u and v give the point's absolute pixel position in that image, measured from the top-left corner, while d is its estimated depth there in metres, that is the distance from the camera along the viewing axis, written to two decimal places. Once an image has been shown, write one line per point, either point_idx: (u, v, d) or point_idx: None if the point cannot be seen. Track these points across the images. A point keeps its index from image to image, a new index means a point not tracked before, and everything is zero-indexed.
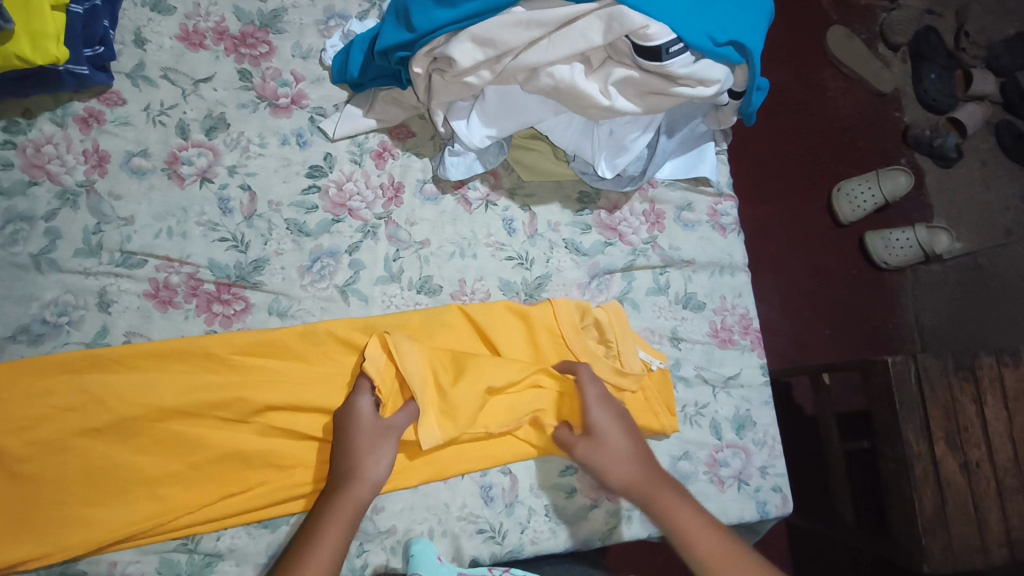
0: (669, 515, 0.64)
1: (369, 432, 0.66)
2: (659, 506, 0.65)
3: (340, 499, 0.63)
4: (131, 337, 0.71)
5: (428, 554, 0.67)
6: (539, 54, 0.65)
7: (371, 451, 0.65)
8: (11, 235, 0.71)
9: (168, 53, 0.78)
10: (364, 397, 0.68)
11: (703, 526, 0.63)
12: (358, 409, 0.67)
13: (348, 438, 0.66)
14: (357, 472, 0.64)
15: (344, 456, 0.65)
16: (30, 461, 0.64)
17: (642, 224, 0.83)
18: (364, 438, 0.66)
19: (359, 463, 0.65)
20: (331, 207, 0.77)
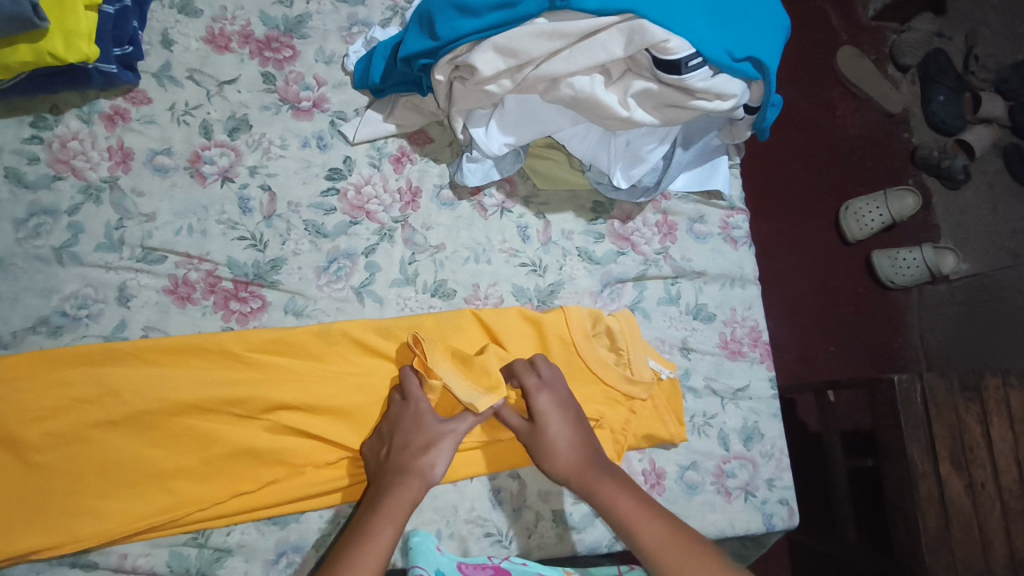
0: (605, 498, 0.66)
1: (428, 430, 0.69)
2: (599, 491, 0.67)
3: (394, 494, 0.65)
4: (149, 331, 0.72)
5: (426, 545, 0.67)
6: (559, 65, 0.66)
7: (429, 453, 0.68)
8: (34, 228, 0.72)
9: (194, 55, 0.80)
10: (420, 398, 0.71)
11: (636, 503, 0.65)
12: (414, 410, 0.70)
13: (407, 439, 0.68)
14: (415, 471, 0.67)
15: (402, 454, 0.67)
16: (45, 451, 0.65)
17: (654, 235, 0.84)
18: (422, 439, 0.68)
19: (418, 462, 0.67)
20: (349, 209, 0.78)
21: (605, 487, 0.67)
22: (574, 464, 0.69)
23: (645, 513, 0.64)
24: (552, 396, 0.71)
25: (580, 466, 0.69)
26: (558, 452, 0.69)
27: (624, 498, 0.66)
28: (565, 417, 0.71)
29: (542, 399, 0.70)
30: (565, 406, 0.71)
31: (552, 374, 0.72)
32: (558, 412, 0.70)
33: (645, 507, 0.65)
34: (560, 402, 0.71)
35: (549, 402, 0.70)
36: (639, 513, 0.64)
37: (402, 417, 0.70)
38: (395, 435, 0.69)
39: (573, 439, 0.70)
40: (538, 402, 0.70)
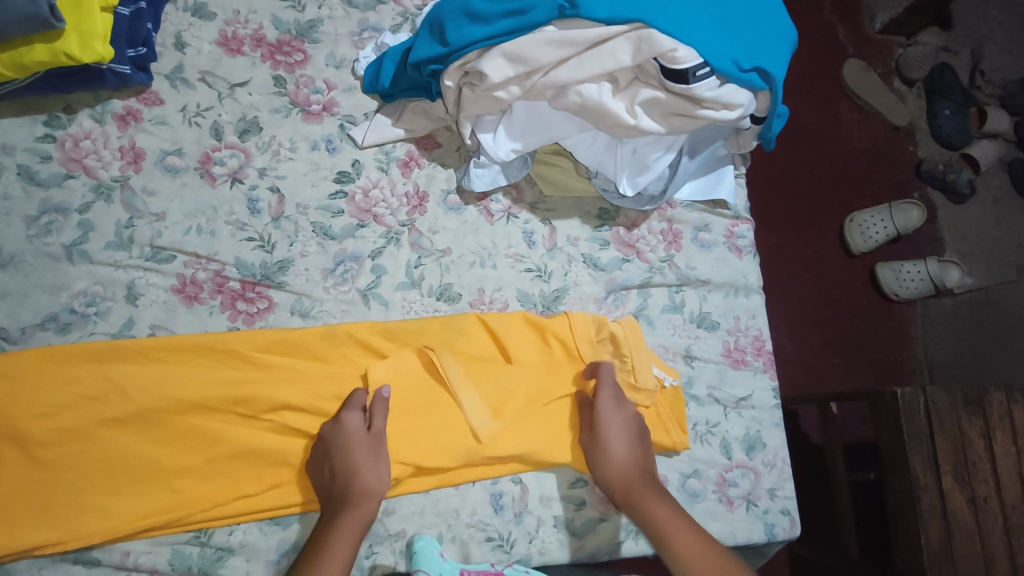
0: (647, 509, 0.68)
1: (367, 447, 0.68)
2: (641, 503, 0.68)
3: (348, 513, 0.64)
4: (156, 329, 0.73)
5: (430, 550, 0.67)
6: (568, 73, 0.67)
7: (374, 470, 0.68)
8: (45, 226, 0.73)
9: (207, 57, 0.81)
10: (358, 416, 0.70)
11: (672, 515, 0.66)
12: (348, 427, 0.69)
13: (349, 458, 0.67)
14: (361, 491, 0.66)
15: (347, 478, 0.66)
16: (50, 446, 0.66)
17: (659, 242, 0.84)
18: (364, 457, 0.68)
19: (362, 483, 0.67)
20: (357, 212, 0.79)
21: (649, 498, 0.68)
22: (625, 475, 0.71)
23: (680, 524, 0.66)
24: (616, 408, 0.74)
25: (629, 478, 0.71)
26: (611, 460, 0.71)
27: (664, 509, 0.67)
28: (626, 435, 0.73)
29: (603, 406, 0.73)
30: (630, 423, 0.74)
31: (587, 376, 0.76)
32: (621, 427, 0.73)
33: (680, 518, 0.66)
34: (613, 430, 0.73)
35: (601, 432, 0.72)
36: (675, 520, 0.66)
37: (340, 436, 0.69)
38: (335, 455, 0.68)
39: (632, 453, 0.72)
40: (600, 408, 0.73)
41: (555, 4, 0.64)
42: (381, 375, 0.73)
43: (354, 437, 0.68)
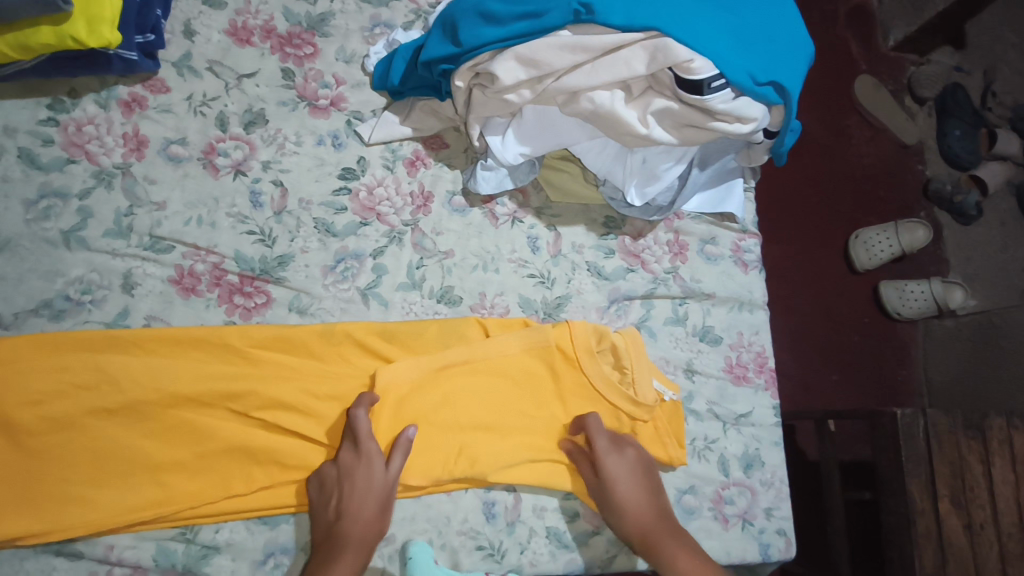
0: (666, 557, 0.67)
1: (379, 491, 0.67)
2: (661, 551, 0.68)
3: (346, 558, 0.64)
4: (151, 321, 0.72)
5: (426, 555, 0.68)
6: (581, 78, 0.65)
7: (381, 515, 0.67)
8: (44, 210, 0.72)
9: (215, 46, 0.80)
10: (378, 456, 0.68)
11: (693, 561, 0.67)
12: (369, 467, 0.67)
13: (362, 501, 0.66)
14: (359, 536, 0.65)
15: (356, 520, 0.66)
16: (38, 435, 0.66)
17: (665, 253, 0.83)
18: (376, 501, 0.67)
19: (360, 526, 0.66)
20: (360, 209, 0.78)
21: (665, 545, 0.68)
22: (639, 521, 0.70)
23: (702, 572, 0.66)
24: (619, 455, 0.72)
25: (645, 523, 0.70)
26: (622, 511, 0.70)
27: (681, 553, 0.67)
28: (632, 477, 0.72)
29: (608, 460, 0.71)
30: (630, 465, 0.72)
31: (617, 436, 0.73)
32: (624, 471, 0.71)
33: (700, 561, 0.67)
34: (622, 481, 0.71)
35: (614, 483, 0.70)
36: (697, 568, 0.66)
37: (355, 474, 0.67)
38: (347, 494, 0.66)
39: (638, 499, 0.71)
40: (605, 459, 0.71)
41: (569, 8, 0.63)
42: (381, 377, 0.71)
43: (373, 480, 0.67)
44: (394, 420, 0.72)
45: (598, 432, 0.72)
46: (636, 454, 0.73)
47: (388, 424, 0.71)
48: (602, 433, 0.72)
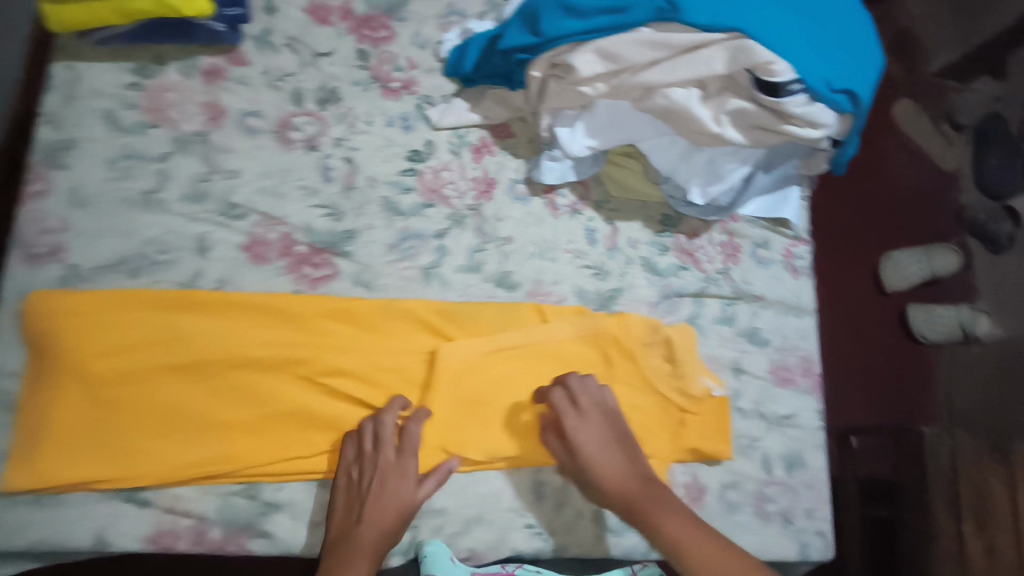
0: (654, 525, 0.64)
1: (400, 509, 0.68)
2: (648, 517, 0.65)
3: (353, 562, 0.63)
4: (223, 284, 0.74)
5: (441, 554, 0.68)
6: (659, 74, 0.67)
7: (398, 530, 0.68)
8: (124, 170, 0.74)
9: (295, 24, 0.82)
10: (413, 473, 0.70)
11: (685, 526, 0.63)
12: (400, 483, 0.69)
13: (384, 511, 0.67)
14: (370, 548, 0.65)
15: (373, 528, 0.66)
16: (114, 385, 0.69)
17: (718, 254, 0.84)
18: (398, 515, 0.68)
19: (371, 539, 0.66)
20: (425, 192, 0.80)
21: (655, 510, 0.65)
22: (622, 491, 0.69)
23: (692, 532, 0.62)
24: (596, 429, 0.72)
25: (628, 492, 0.68)
26: (603, 484, 0.70)
27: (670, 518, 0.64)
28: (609, 448, 0.71)
29: (580, 433, 0.71)
30: (604, 434, 0.72)
31: (589, 402, 0.73)
32: (598, 442, 0.71)
33: (690, 524, 0.63)
34: (600, 452, 0.71)
35: (594, 454, 0.71)
36: (688, 531, 0.63)
37: (387, 483, 0.68)
38: (371, 500, 0.67)
39: (617, 469, 0.70)
40: (576, 432, 0.71)
41: (653, 4, 0.64)
42: (440, 354, 0.73)
43: (399, 497, 0.68)
44: (450, 396, 0.73)
45: (564, 397, 0.73)
46: (608, 424, 0.73)
47: (444, 400, 0.73)
48: (567, 410, 0.73)
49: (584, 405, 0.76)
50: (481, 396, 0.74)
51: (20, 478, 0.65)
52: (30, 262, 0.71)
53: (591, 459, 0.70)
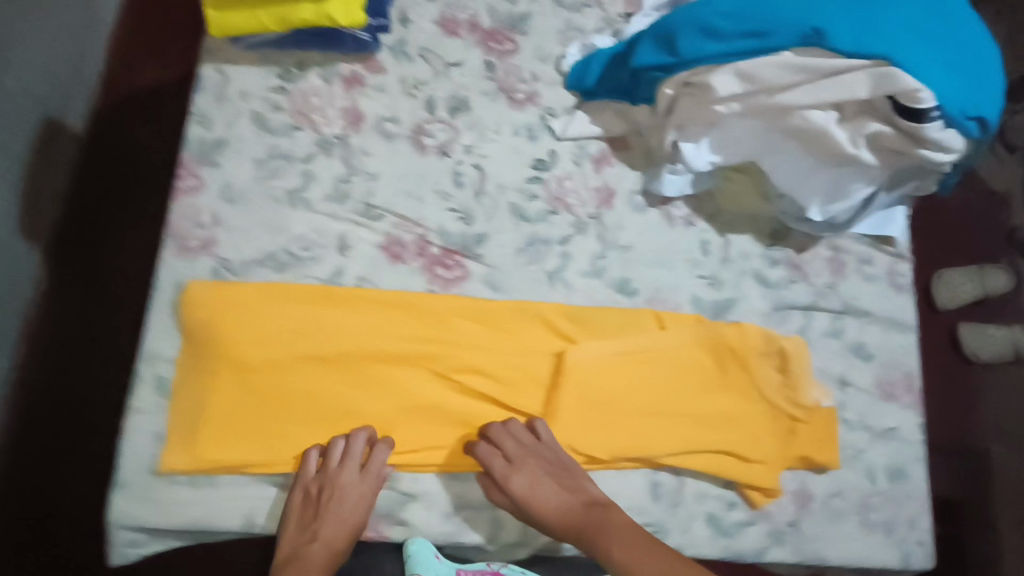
0: (603, 551, 0.66)
1: (353, 519, 0.70)
2: (597, 545, 0.67)
3: None
4: (362, 282, 0.77)
5: (424, 552, 0.70)
6: (799, 96, 0.70)
7: (350, 545, 0.70)
8: (272, 170, 0.78)
9: (427, 35, 0.85)
10: (371, 487, 0.70)
11: (632, 544, 0.65)
12: (352, 499, 0.70)
13: (337, 529, 0.69)
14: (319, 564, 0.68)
15: (324, 546, 0.68)
16: (263, 373, 0.72)
17: (825, 270, 0.87)
18: (348, 529, 0.69)
19: (320, 556, 0.68)
20: (550, 199, 0.83)
21: (599, 537, 0.67)
22: (569, 523, 0.70)
23: (635, 553, 0.64)
24: (528, 473, 0.71)
25: (574, 519, 0.70)
26: (551, 522, 0.71)
27: (618, 546, 0.65)
28: (551, 484, 0.72)
29: (517, 482, 0.71)
30: (543, 472, 0.72)
31: (515, 446, 0.73)
32: (535, 482, 0.71)
33: (635, 543, 0.65)
34: (540, 490, 0.71)
35: (533, 493, 0.71)
36: (633, 554, 0.64)
37: (338, 501, 0.69)
38: (322, 519, 0.69)
39: (561, 504, 0.71)
40: (511, 479, 0.71)
41: (801, 32, 0.68)
42: (568, 356, 0.77)
43: (350, 512, 0.69)
44: (575, 398, 0.77)
45: (504, 445, 0.72)
46: (542, 465, 0.73)
47: (569, 400, 0.76)
48: (495, 459, 0.72)
49: (701, 410, 0.79)
50: (604, 398, 0.77)
51: (176, 460, 0.70)
52: (183, 254, 0.74)
53: (534, 498, 0.71)
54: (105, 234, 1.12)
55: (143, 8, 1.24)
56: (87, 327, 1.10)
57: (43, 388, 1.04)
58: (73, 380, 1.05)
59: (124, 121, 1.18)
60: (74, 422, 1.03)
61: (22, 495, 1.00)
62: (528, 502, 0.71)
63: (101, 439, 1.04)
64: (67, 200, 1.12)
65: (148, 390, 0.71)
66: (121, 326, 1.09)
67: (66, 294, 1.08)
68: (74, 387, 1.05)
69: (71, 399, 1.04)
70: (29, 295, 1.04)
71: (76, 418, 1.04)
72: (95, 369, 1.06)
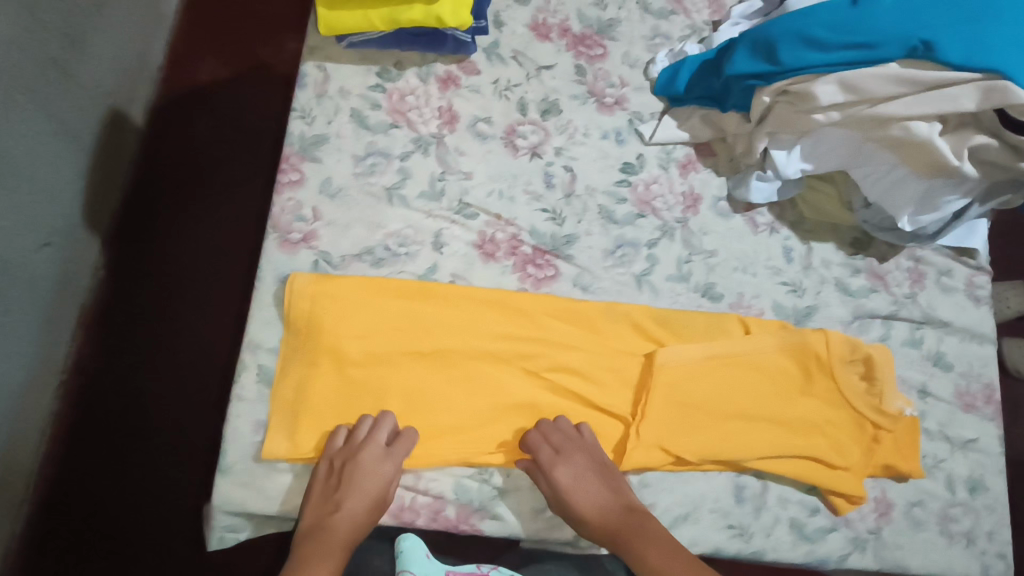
0: (636, 555, 0.68)
1: (374, 496, 0.70)
2: (631, 548, 0.69)
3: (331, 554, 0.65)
4: (456, 278, 0.78)
5: (417, 549, 0.70)
6: (902, 107, 0.71)
7: (370, 522, 0.70)
8: (370, 166, 0.80)
9: (520, 38, 0.87)
10: (393, 464, 0.70)
11: (665, 554, 0.67)
12: (376, 476, 0.69)
13: (360, 503, 0.69)
14: (344, 536, 0.68)
15: (348, 520, 0.68)
16: (362, 366, 0.73)
17: (905, 280, 0.88)
18: (369, 504, 0.69)
19: (344, 529, 0.68)
20: (637, 202, 0.84)
21: (636, 540, 0.69)
22: (605, 522, 0.72)
23: (671, 564, 0.66)
24: (569, 467, 0.72)
25: (610, 519, 0.72)
26: (586, 519, 0.72)
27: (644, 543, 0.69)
28: (590, 481, 0.73)
29: (561, 473, 0.71)
30: (585, 466, 0.73)
31: (562, 439, 0.74)
32: (576, 478, 0.72)
33: (670, 552, 0.67)
34: (579, 485, 0.73)
35: (573, 487, 0.72)
36: (667, 562, 0.66)
37: (361, 476, 0.69)
38: (348, 492, 0.69)
39: (598, 502, 0.73)
40: (557, 469, 0.71)
41: (908, 43, 0.70)
42: (660, 357, 0.78)
43: (374, 489, 0.70)
44: (665, 399, 0.78)
45: (552, 437, 0.74)
46: (585, 459, 0.74)
47: (659, 402, 0.77)
48: (544, 449, 0.73)
49: (787, 415, 0.80)
50: (692, 401, 0.79)
51: (277, 447, 0.71)
52: (285, 246, 0.76)
53: (573, 494, 0.72)
54: (165, 225, 1.17)
55: (207, 10, 1.29)
56: (149, 318, 1.12)
57: (102, 371, 1.08)
58: (133, 365, 1.09)
59: (186, 117, 1.23)
60: (131, 406, 1.08)
61: (83, 472, 1.04)
62: (566, 495, 0.72)
63: (161, 422, 1.08)
64: (131, 191, 1.17)
65: (251, 378, 0.73)
66: (180, 315, 1.13)
67: (127, 282, 1.13)
68: (134, 372, 1.09)
69: (129, 383, 1.08)
70: (86, 281, 1.09)
71: (133, 402, 1.08)
72: (152, 356, 1.10)
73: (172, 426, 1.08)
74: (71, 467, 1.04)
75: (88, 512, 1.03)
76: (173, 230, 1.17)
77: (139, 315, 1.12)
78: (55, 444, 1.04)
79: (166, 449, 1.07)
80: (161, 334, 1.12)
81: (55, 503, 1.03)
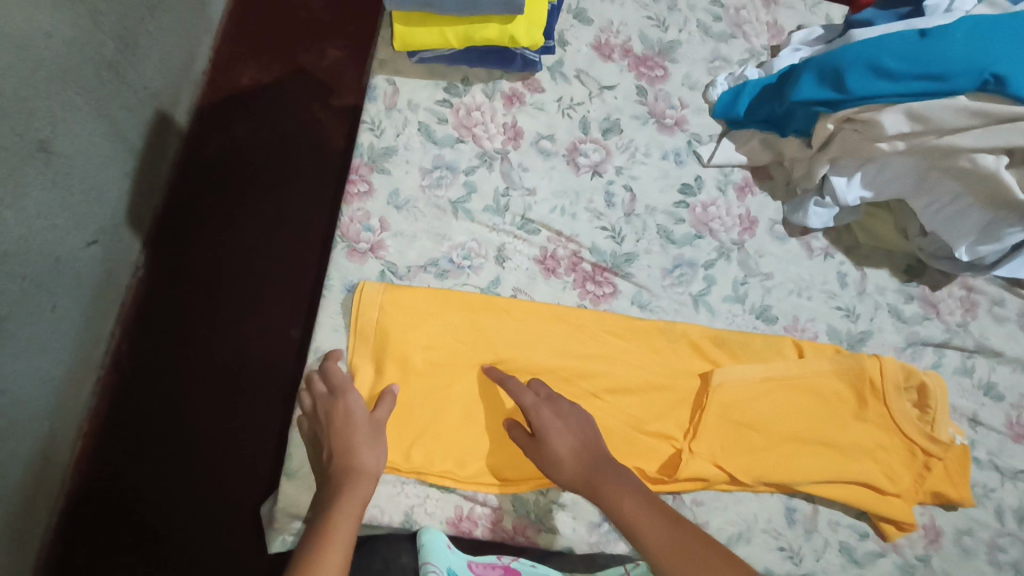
0: (609, 503, 0.67)
1: (365, 431, 0.69)
2: (606, 495, 0.67)
3: (346, 495, 0.64)
4: (518, 292, 0.80)
5: (437, 541, 0.67)
6: (971, 139, 0.72)
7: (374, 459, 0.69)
8: (437, 179, 0.81)
9: (583, 57, 0.89)
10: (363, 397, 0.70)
11: (643, 504, 0.67)
12: (356, 411, 0.69)
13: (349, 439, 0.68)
14: (355, 474, 0.66)
15: (344, 457, 0.67)
16: (424, 376, 0.74)
17: (958, 308, 0.88)
18: (361, 437, 0.68)
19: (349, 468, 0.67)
20: (696, 222, 0.85)
21: (610, 488, 0.68)
22: (579, 469, 0.69)
23: (646, 510, 0.66)
24: (552, 410, 0.72)
25: (587, 467, 0.69)
26: (562, 462, 0.70)
27: (630, 499, 0.67)
28: (568, 426, 0.72)
29: (543, 414, 0.71)
30: (563, 413, 0.72)
31: (541, 388, 0.74)
32: (555, 421, 0.71)
33: (645, 503, 0.67)
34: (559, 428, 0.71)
35: (553, 430, 0.71)
36: (642, 511, 0.66)
37: (342, 414, 0.69)
38: (334, 432, 0.68)
39: (576, 447, 0.71)
40: (537, 413, 0.71)
41: (978, 76, 0.71)
42: (717, 378, 0.79)
43: (364, 422, 0.69)
44: (720, 419, 0.79)
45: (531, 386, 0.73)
46: (564, 406, 0.73)
47: (714, 422, 0.78)
48: (524, 394, 0.72)
49: (840, 440, 0.80)
50: (747, 422, 0.79)
51: None
52: (353, 256, 0.77)
53: (550, 441, 0.70)
54: (213, 229, 1.19)
55: (254, 18, 1.31)
56: (195, 318, 1.13)
57: (141, 369, 1.09)
58: (177, 364, 1.11)
59: (236, 123, 1.25)
60: (167, 404, 1.08)
61: (120, 466, 1.04)
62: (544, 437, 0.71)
63: (201, 421, 1.09)
64: (177, 193, 1.20)
65: None
66: (223, 317, 1.14)
67: (172, 282, 1.15)
68: (176, 370, 1.10)
69: (167, 381, 1.09)
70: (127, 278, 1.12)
71: (174, 399, 1.09)
72: (196, 355, 1.12)
73: (207, 425, 1.09)
74: (106, 463, 1.04)
75: (126, 508, 1.03)
76: (213, 233, 1.19)
77: (178, 315, 1.13)
78: (96, 439, 1.05)
79: (206, 447, 1.07)
80: (204, 335, 1.13)
81: (93, 497, 1.03)
